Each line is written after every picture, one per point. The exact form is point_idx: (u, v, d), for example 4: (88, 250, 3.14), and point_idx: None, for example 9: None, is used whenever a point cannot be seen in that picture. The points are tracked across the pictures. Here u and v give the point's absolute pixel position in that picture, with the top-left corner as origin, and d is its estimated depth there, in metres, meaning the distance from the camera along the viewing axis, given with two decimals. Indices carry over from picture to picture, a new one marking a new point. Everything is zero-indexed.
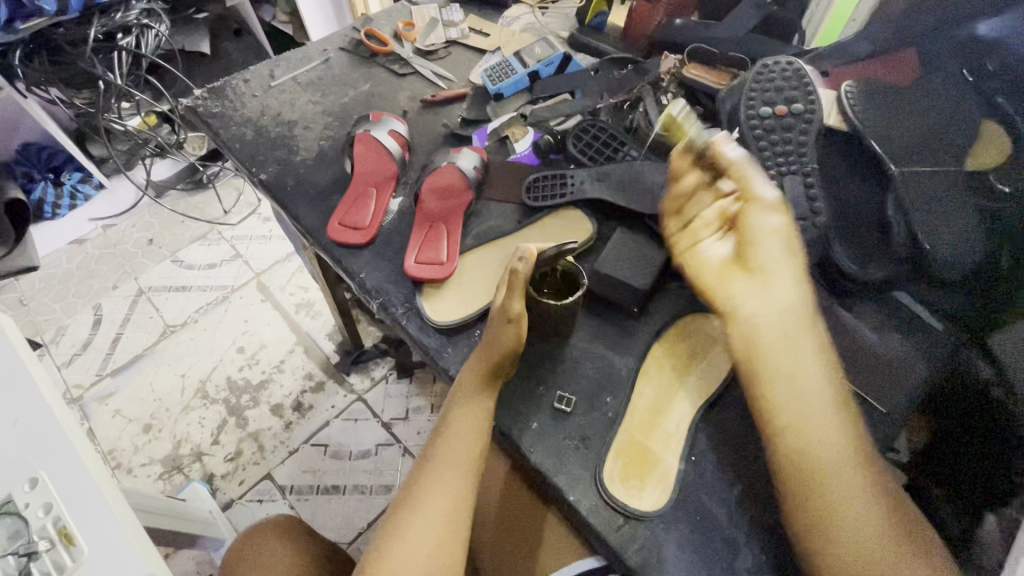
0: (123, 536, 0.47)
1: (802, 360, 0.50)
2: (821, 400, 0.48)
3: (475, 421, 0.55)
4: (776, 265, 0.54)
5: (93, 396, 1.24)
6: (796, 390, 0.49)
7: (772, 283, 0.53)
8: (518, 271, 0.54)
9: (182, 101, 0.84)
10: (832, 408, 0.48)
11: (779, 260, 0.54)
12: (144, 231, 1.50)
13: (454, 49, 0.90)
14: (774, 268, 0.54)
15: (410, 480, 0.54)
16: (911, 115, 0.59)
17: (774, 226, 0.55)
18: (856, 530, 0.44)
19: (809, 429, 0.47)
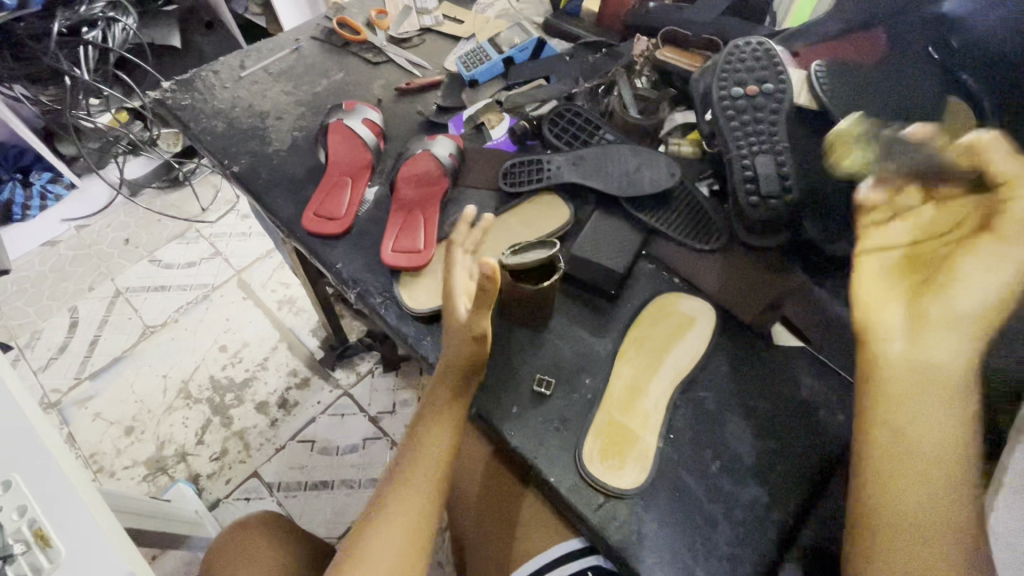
0: (102, 534, 0.47)
1: (951, 427, 0.41)
2: (927, 466, 0.40)
3: (438, 429, 0.54)
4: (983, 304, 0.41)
5: (72, 399, 1.22)
6: (928, 453, 0.41)
7: (929, 331, 0.42)
8: (487, 290, 0.49)
9: (150, 94, 0.82)
10: (934, 477, 0.40)
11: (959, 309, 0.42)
12: (119, 231, 1.47)
13: (428, 37, 0.89)
14: (982, 310, 0.41)
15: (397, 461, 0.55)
16: (875, 96, 0.63)
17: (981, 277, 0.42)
18: None
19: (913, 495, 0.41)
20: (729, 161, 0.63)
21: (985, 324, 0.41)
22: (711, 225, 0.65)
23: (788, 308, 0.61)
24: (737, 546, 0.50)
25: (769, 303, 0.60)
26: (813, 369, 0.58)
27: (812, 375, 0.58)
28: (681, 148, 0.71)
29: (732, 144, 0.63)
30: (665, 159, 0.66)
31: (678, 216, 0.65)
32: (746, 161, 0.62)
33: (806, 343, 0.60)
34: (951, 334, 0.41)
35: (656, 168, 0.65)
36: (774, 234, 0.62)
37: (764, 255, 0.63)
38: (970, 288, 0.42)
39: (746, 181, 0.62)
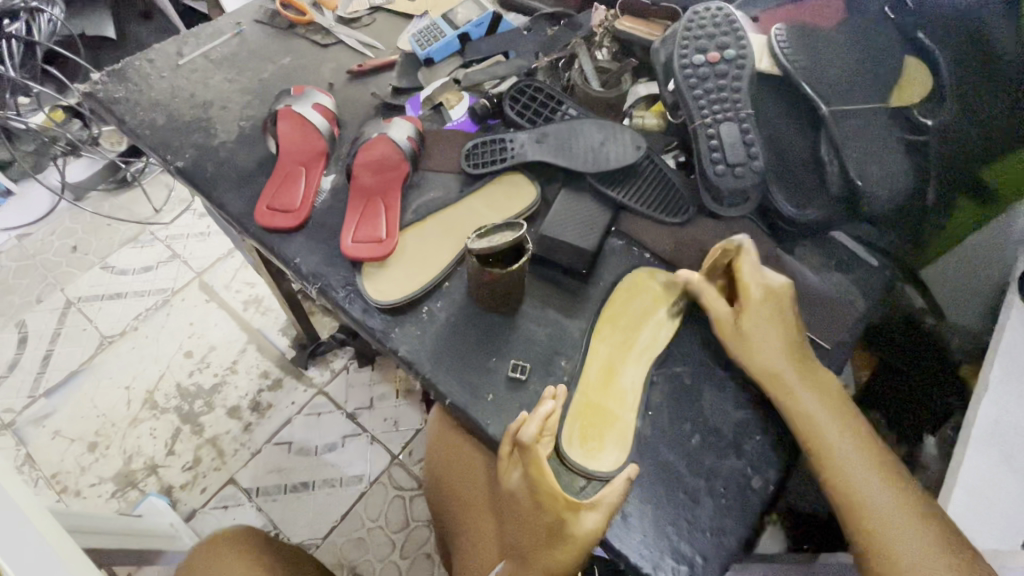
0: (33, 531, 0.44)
1: (826, 420, 0.50)
2: (838, 431, 0.50)
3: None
4: (764, 358, 0.53)
5: (28, 419, 1.15)
6: (823, 459, 0.49)
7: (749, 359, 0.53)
8: (614, 495, 0.47)
9: (79, 87, 0.75)
10: (849, 435, 0.49)
11: (746, 335, 0.54)
12: (66, 237, 1.38)
13: (379, 15, 0.84)
14: (769, 359, 0.53)
15: (525, 536, 0.50)
16: (837, 57, 0.61)
17: (727, 312, 0.55)
18: (891, 533, 0.46)
19: (851, 491, 0.47)
20: (695, 131, 0.62)
21: (788, 343, 0.53)
22: (679, 198, 0.64)
23: None
24: (720, 518, 0.50)
25: None
26: None
27: None
28: (644, 122, 0.70)
29: (695, 113, 0.62)
30: (630, 133, 0.64)
31: (646, 191, 0.64)
32: (711, 130, 0.61)
33: None
34: (769, 345, 0.53)
35: (621, 142, 0.64)
36: (743, 203, 0.63)
37: (734, 224, 0.63)
38: (754, 341, 0.53)
39: (712, 150, 0.61)
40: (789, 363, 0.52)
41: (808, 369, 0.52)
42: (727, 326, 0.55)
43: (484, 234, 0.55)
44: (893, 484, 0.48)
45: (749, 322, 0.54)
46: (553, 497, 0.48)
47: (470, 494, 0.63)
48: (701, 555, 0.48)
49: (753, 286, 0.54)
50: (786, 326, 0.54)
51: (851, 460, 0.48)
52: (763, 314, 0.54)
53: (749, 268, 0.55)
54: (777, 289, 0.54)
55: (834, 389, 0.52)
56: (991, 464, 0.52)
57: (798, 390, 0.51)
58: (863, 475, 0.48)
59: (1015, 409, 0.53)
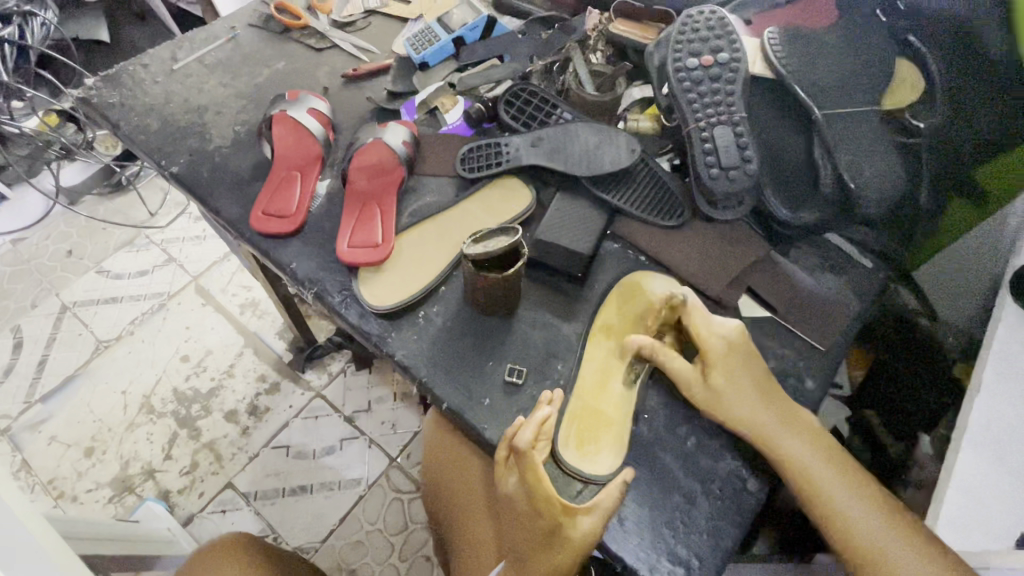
0: (27, 533, 0.44)
1: (814, 463, 0.50)
2: (827, 473, 0.49)
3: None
4: (742, 412, 0.52)
5: (23, 425, 1.15)
6: (818, 505, 0.48)
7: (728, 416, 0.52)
8: (610, 499, 0.48)
9: (73, 93, 0.75)
10: (838, 474, 0.49)
11: (717, 390, 0.52)
12: (61, 242, 1.38)
13: (373, 19, 0.84)
14: (745, 411, 0.52)
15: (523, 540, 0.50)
16: (830, 57, 0.61)
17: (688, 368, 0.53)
18: (894, 565, 0.46)
19: (851, 531, 0.47)
20: (689, 134, 0.62)
21: (757, 388, 0.53)
22: (674, 201, 0.64)
23: (754, 280, 0.60)
24: (715, 520, 0.50)
25: (733, 276, 0.61)
26: (780, 338, 0.59)
27: (781, 344, 0.59)
28: (639, 124, 0.70)
29: (689, 116, 0.62)
30: (624, 136, 0.64)
31: (641, 194, 0.64)
32: (705, 133, 0.62)
33: (773, 312, 0.60)
34: (741, 398, 0.52)
35: (616, 146, 0.64)
36: (737, 205, 0.63)
37: (728, 226, 0.63)
38: (727, 398, 0.52)
39: (706, 153, 0.62)
40: (766, 411, 0.52)
41: (784, 413, 0.52)
42: (694, 387, 0.53)
43: (480, 238, 0.55)
44: (888, 513, 0.48)
45: (717, 377, 0.52)
46: (549, 501, 0.48)
47: (467, 497, 0.63)
48: (697, 558, 0.49)
49: (712, 340, 0.53)
50: (754, 372, 0.53)
51: (845, 500, 0.48)
52: (728, 364, 0.53)
53: (702, 319, 0.54)
54: (735, 334, 0.54)
55: (812, 429, 0.52)
56: (986, 465, 0.52)
57: (781, 436, 0.51)
58: (858, 513, 0.48)
59: (1007, 409, 0.54)
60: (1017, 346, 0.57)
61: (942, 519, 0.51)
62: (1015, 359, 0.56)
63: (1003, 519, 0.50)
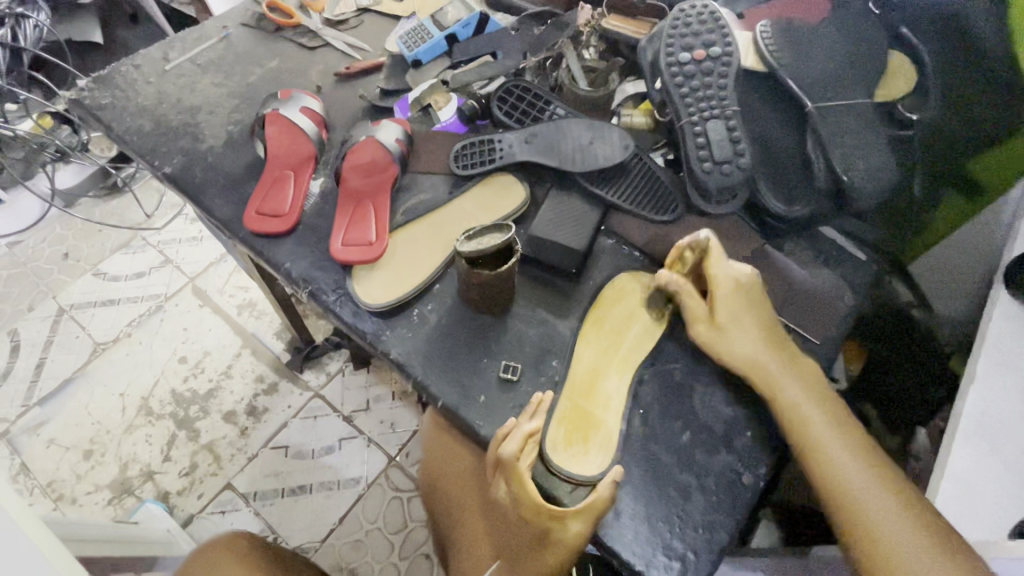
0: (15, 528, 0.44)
1: (813, 416, 0.51)
2: (826, 426, 0.50)
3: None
4: (744, 350, 0.54)
5: (22, 428, 1.15)
6: (815, 454, 0.49)
7: (732, 350, 0.54)
8: (599, 500, 0.47)
9: (65, 94, 0.75)
10: (836, 428, 0.51)
11: (728, 327, 0.54)
12: (57, 244, 1.38)
13: (366, 17, 0.84)
14: (748, 352, 0.54)
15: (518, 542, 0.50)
16: (821, 54, 0.61)
17: (701, 309, 0.56)
18: (888, 530, 0.46)
19: (845, 488, 0.48)
20: (681, 128, 0.62)
21: (766, 338, 0.54)
22: (669, 197, 0.64)
23: None
24: (711, 514, 0.50)
25: None
26: None
27: None
28: (633, 120, 0.70)
29: (682, 111, 0.62)
30: (618, 132, 0.64)
31: (635, 189, 0.64)
32: (697, 128, 0.61)
33: (768, 306, 0.60)
34: (747, 339, 0.54)
35: (609, 142, 0.64)
36: (729, 199, 0.63)
37: (721, 220, 0.63)
38: (733, 337, 0.54)
39: (699, 147, 0.61)
40: (770, 356, 0.53)
41: (788, 359, 0.54)
42: (702, 322, 0.55)
43: (472, 235, 0.55)
44: (875, 466, 0.49)
45: (723, 315, 0.55)
46: (536, 508, 0.48)
47: (460, 495, 0.64)
48: (693, 551, 0.49)
49: (722, 280, 0.56)
50: (761, 317, 0.55)
51: (834, 442, 0.50)
52: (736, 307, 0.55)
53: (719, 263, 0.56)
54: (746, 281, 0.56)
55: (816, 379, 0.54)
56: (980, 458, 0.52)
57: (783, 383, 0.52)
58: (844, 456, 0.49)
59: (1000, 400, 0.54)
60: (1010, 337, 0.57)
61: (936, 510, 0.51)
62: (1010, 351, 0.56)
63: (995, 507, 0.50)
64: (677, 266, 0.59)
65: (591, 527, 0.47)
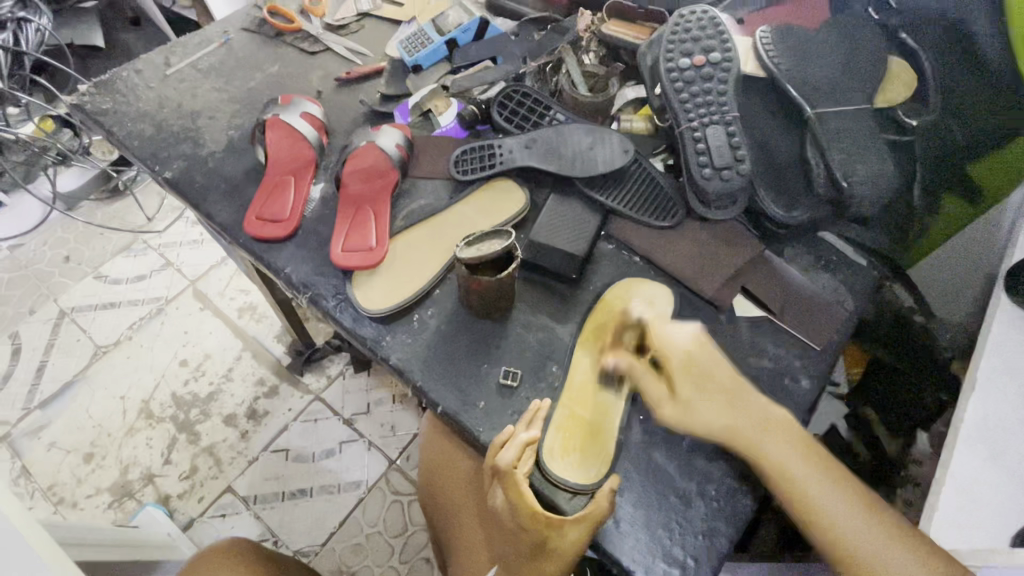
0: (13, 531, 0.44)
1: (805, 479, 0.48)
2: (822, 491, 0.47)
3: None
4: (711, 421, 0.51)
5: (22, 431, 1.15)
6: (819, 527, 0.46)
7: (702, 424, 0.51)
8: (598, 507, 0.47)
9: (66, 99, 0.75)
10: (833, 493, 0.48)
11: (691, 398, 0.51)
12: (59, 248, 1.38)
13: (367, 22, 0.84)
14: (717, 425, 0.50)
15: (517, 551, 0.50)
16: (821, 60, 0.61)
17: (656, 387, 0.52)
18: None
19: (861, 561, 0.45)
20: (681, 134, 0.62)
21: (732, 399, 0.51)
22: (669, 202, 0.64)
23: (748, 280, 0.60)
24: (711, 520, 0.50)
25: (727, 277, 0.60)
26: (776, 336, 0.59)
27: (776, 343, 0.58)
28: (633, 125, 0.70)
29: (682, 116, 0.63)
30: (617, 137, 0.64)
31: (635, 195, 0.64)
32: (697, 133, 0.62)
33: (769, 312, 0.60)
34: (712, 410, 0.51)
35: (609, 147, 0.64)
36: (730, 205, 0.63)
37: (721, 226, 0.63)
38: (699, 412, 0.51)
39: (699, 153, 0.62)
40: (740, 421, 0.50)
41: (759, 419, 0.51)
42: (664, 404, 0.51)
43: (472, 241, 0.55)
44: (880, 520, 0.47)
45: (684, 390, 0.51)
46: (534, 516, 0.47)
47: (458, 501, 0.64)
48: (692, 559, 0.49)
49: (670, 350, 0.53)
50: (720, 380, 0.52)
51: (833, 509, 0.47)
52: (691, 378, 0.52)
53: (660, 332, 0.54)
54: (694, 346, 0.53)
55: (797, 432, 0.51)
56: (980, 464, 0.52)
57: (765, 453, 0.49)
58: (849, 523, 0.46)
59: (1000, 406, 0.54)
60: (1010, 343, 0.57)
61: (938, 517, 0.50)
62: (1012, 357, 0.56)
63: (996, 515, 0.50)
64: (622, 346, 0.56)
65: (590, 535, 0.47)
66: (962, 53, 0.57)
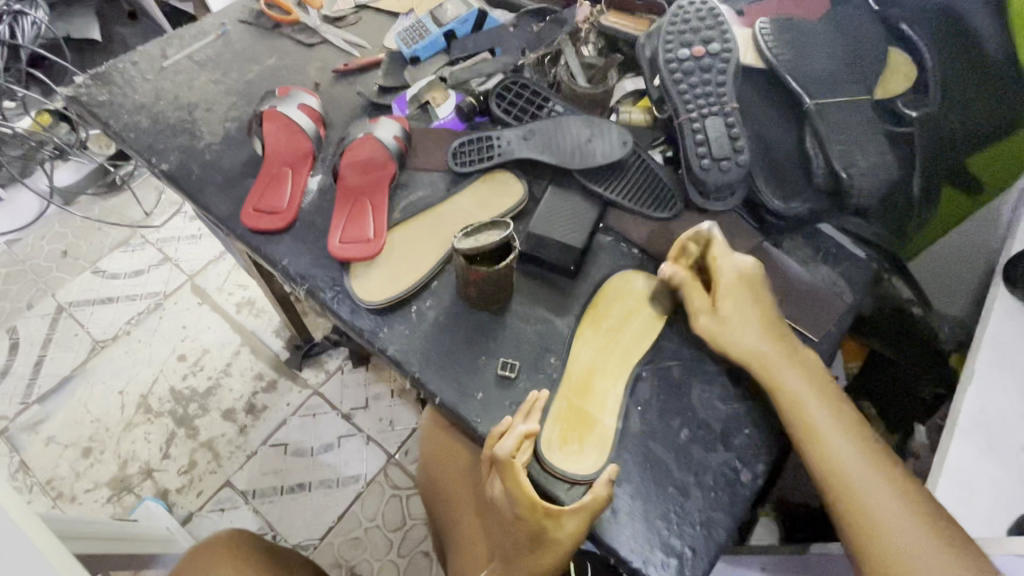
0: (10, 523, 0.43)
1: (818, 411, 0.50)
2: (830, 421, 0.49)
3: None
4: (745, 340, 0.53)
5: (20, 426, 1.15)
6: (818, 449, 0.48)
7: (733, 341, 0.53)
8: (596, 497, 0.47)
9: (62, 91, 0.74)
10: (841, 425, 0.49)
11: (733, 316, 0.53)
12: (56, 242, 1.37)
13: (364, 14, 0.84)
14: (750, 343, 0.52)
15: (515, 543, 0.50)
16: (821, 52, 0.61)
17: (701, 301, 0.54)
18: (892, 528, 0.45)
19: (850, 486, 0.47)
20: (680, 125, 0.62)
21: (770, 329, 0.53)
22: (668, 194, 0.64)
23: None
24: (709, 511, 0.50)
25: None
26: None
27: None
28: (632, 117, 0.70)
29: (681, 107, 0.62)
30: (616, 128, 0.64)
31: (633, 187, 0.64)
32: (696, 124, 0.61)
33: None
34: (749, 331, 0.53)
35: (608, 139, 0.64)
36: (729, 196, 0.63)
37: (720, 218, 0.63)
38: (735, 329, 0.53)
39: (697, 145, 0.61)
40: (773, 346, 0.52)
41: (791, 351, 0.52)
42: (704, 314, 0.54)
43: (470, 232, 0.55)
44: (880, 465, 0.48)
45: (727, 306, 0.53)
46: (532, 508, 0.47)
47: (456, 494, 0.64)
48: (690, 548, 0.49)
49: (725, 269, 0.54)
50: (763, 307, 0.54)
51: (838, 436, 0.49)
52: (739, 296, 0.54)
53: (722, 252, 0.55)
54: (750, 272, 0.54)
55: (821, 373, 0.52)
56: (977, 454, 0.52)
57: (788, 379, 0.51)
58: (850, 453, 0.48)
59: (998, 397, 0.54)
60: (1008, 334, 0.57)
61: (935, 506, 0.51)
62: (1010, 349, 0.56)
63: (992, 504, 0.50)
64: (683, 258, 0.57)
65: (587, 525, 0.47)
66: None
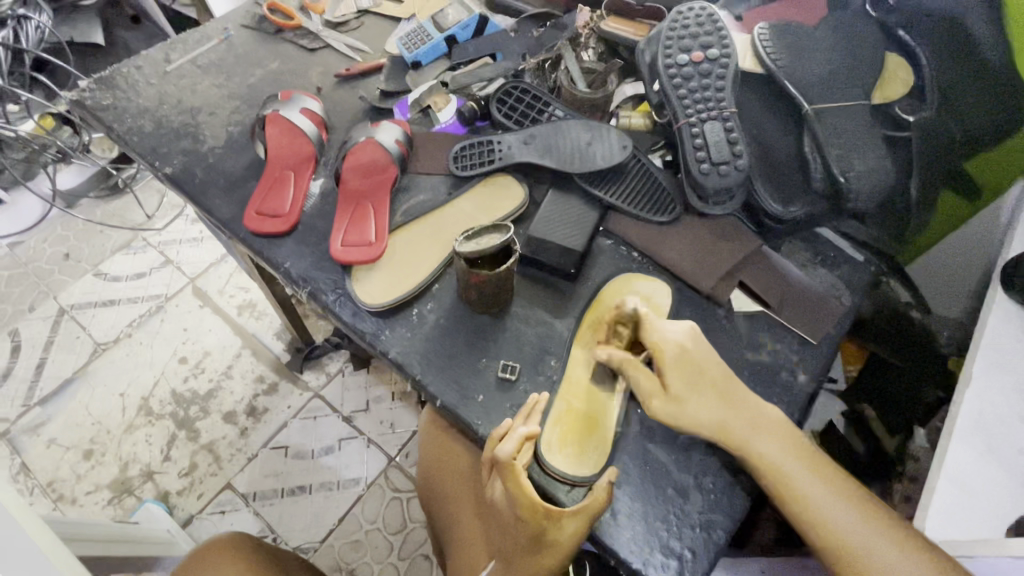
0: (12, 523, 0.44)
1: (789, 466, 0.49)
2: (805, 477, 0.48)
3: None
4: (704, 415, 0.50)
5: (22, 428, 1.15)
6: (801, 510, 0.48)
7: (694, 419, 0.50)
8: (596, 500, 0.47)
9: (66, 95, 0.75)
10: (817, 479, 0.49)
11: (686, 393, 0.50)
12: (58, 245, 1.38)
13: (366, 19, 0.85)
14: (707, 418, 0.50)
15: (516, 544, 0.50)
16: (819, 56, 0.61)
17: (647, 383, 0.51)
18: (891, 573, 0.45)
19: (842, 540, 0.46)
20: (680, 130, 0.63)
21: (722, 394, 0.51)
22: (667, 198, 0.64)
23: (746, 275, 0.61)
24: (708, 513, 0.51)
25: (725, 272, 0.60)
26: (772, 330, 0.59)
27: (774, 337, 0.59)
28: (631, 121, 0.70)
29: (680, 112, 0.63)
30: (616, 133, 0.65)
31: (633, 191, 0.64)
32: (695, 129, 0.62)
33: (766, 307, 0.60)
34: (704, 405, 0.50)
35: (607, 144, 0.64)
36: (728, 200, 0.63)
37: (720, 221, 0.63)
38: (689, 408, 0.50)
39: (697, 149, 0.62)
40: (730, 414, 0.50)
41: (748, 413, 0.51)
42: (655, 398, 0.50)
43: (471, 235, 0.55)
44: (861, 505, 0.48)
45: (676, 384, 0.50)
46: (532, 509, 0.47)
47: (457, 497, 0.64)
48: (689, 550, 0.49)
49: (664, 343, 0.52)
50: (711, 374, 0.51)
51: (817, 493, 0.48)
52: (685, 372, 0.51)
53: (657, 324, 0.53)
54: (689, 338, 0.52)
55: (784, 424, 0.51)
56: (975, 455, 0.52)
57: (754, 444, 0.49)
58: (832, 506, 0.47)
59: (996, 399, 0.54)
60: (1006, 338, 0.57)
61: (933, 507, 0.51)
62: (1008, 352, 0.56)
63: (991, 506, 0.50)
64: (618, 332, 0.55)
65: (587, 527, 0.48)
66: (959, 48, 0.57)
